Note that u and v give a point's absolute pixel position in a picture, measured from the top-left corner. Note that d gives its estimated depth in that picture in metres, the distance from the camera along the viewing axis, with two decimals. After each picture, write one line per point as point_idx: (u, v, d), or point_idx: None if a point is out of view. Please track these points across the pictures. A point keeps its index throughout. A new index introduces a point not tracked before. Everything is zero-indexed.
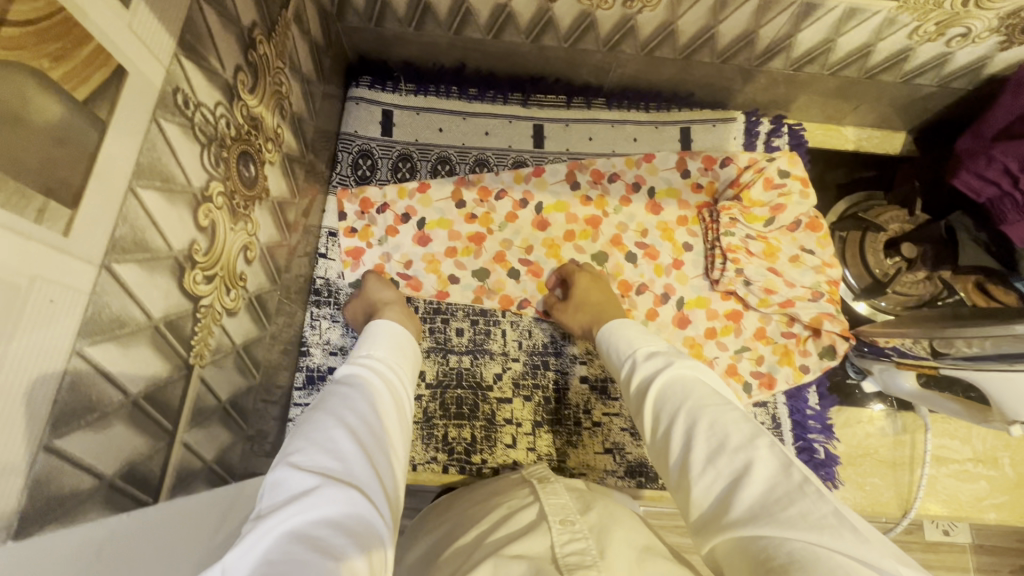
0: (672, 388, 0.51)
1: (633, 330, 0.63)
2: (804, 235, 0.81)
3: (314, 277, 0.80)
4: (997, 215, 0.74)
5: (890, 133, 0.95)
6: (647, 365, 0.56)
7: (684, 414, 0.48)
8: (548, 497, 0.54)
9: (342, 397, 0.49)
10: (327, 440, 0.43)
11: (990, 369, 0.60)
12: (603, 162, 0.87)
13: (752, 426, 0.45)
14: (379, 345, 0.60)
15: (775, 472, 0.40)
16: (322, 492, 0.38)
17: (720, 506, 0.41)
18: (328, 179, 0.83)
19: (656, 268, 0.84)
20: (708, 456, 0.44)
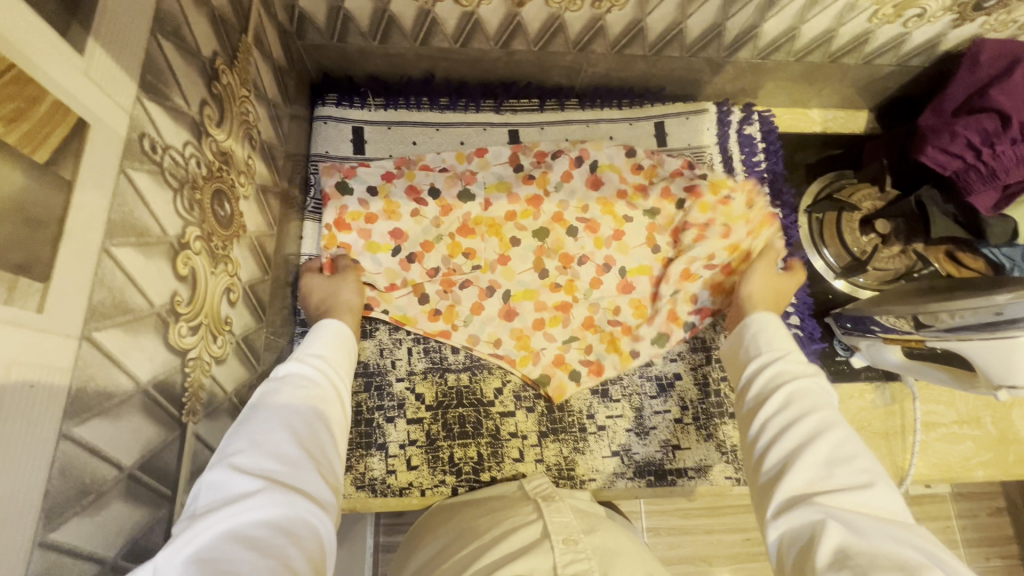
0: (805, 392, 0.56)
1: (775, 327, 0.65)
2: (636, 217, 0.84)
3: (299, 308, 0.77)
4: (964, 187, 0.77)
5: (853, 113, 0.98)
6: (795, 364, 0.59)
7: (815, 419, 0.52)
8: (551, 515, 0.54)
9: (265, 401, 0.47)
10: (264, 443, 0.43)
11: (977, 339, 0.62)
12: (432, 158, 0.84)
13: (874, 458, 0.50)
14: (311, 341, 0.58)
15: (889, 502, 0.46)
16: (255, 494, 0.39)
17: (820, 495, 0.47)
18: (303, 203, 0.80)
19: (479, 263, 0.81)
20: (825, 459, 0.49)
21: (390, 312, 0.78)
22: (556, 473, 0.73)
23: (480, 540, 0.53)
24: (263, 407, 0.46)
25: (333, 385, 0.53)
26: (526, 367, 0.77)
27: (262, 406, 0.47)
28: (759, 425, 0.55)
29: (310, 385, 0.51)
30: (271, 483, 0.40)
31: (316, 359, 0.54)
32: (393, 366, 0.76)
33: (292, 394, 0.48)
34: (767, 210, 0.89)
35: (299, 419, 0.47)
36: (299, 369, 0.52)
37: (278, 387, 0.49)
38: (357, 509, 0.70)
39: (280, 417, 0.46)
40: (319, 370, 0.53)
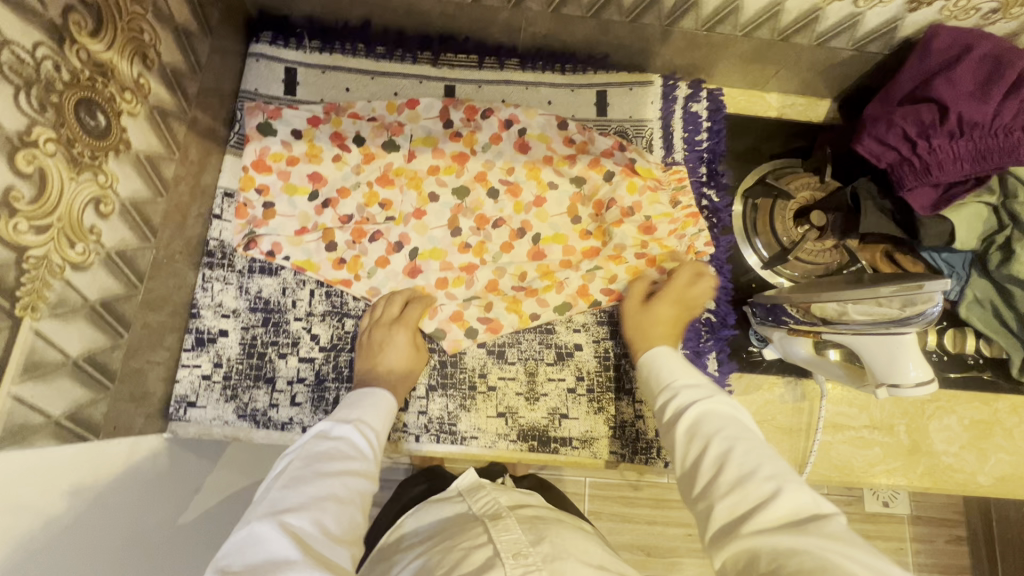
0: (712, 416, 0.57)
1: (675, 359, 0.66)
2: (561, 185, 0.83)
3: (208, 239, 0.77)
4: (897, 182, 0.73)
5: (814, 101, 0.93)
6: (689, 391, 0.61)
7: (719, 442, 0.53)
8: (500, 534, 0.59)
9: (310, 469, 0.55)
10: (308, 511, 0.50)
11: (866, 334, 0.60)
12: (361, 105, 0.84)
13: (779, 462, 0.51)
14: (353, 406, 0.64)
15: (802, 498, 0.47)
16: (292, 563, 0.45)
17: (743, 522, 0.46)
18: (226, 138, 0.80)
19: (394, 215, 0.81)
20: (737, 479, 0.50)
21: (292, 257, 0.77)
22: (437, 427, 0.74)
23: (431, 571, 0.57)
24: (307, 475, 0.54)
25: (371, 451, 0.61)
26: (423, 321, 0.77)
27: (309, 472, 0.54)
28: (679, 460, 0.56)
29: (349, 458, 0.58)
30: (304, 554, 0.46)
31: (363, 427, 0.62)
32: (293, 305, 0.76)
33: (331, 467, 0.56)
34: (702, 191, 0.86)
35: (339, 492, 0.54)
36: (343, 440, 0.60)
37: (323, 458, 0.56)
38: (238, 439, 0.72)
39: (322, 488, 0.53)
40: (357, 436, 0.61)
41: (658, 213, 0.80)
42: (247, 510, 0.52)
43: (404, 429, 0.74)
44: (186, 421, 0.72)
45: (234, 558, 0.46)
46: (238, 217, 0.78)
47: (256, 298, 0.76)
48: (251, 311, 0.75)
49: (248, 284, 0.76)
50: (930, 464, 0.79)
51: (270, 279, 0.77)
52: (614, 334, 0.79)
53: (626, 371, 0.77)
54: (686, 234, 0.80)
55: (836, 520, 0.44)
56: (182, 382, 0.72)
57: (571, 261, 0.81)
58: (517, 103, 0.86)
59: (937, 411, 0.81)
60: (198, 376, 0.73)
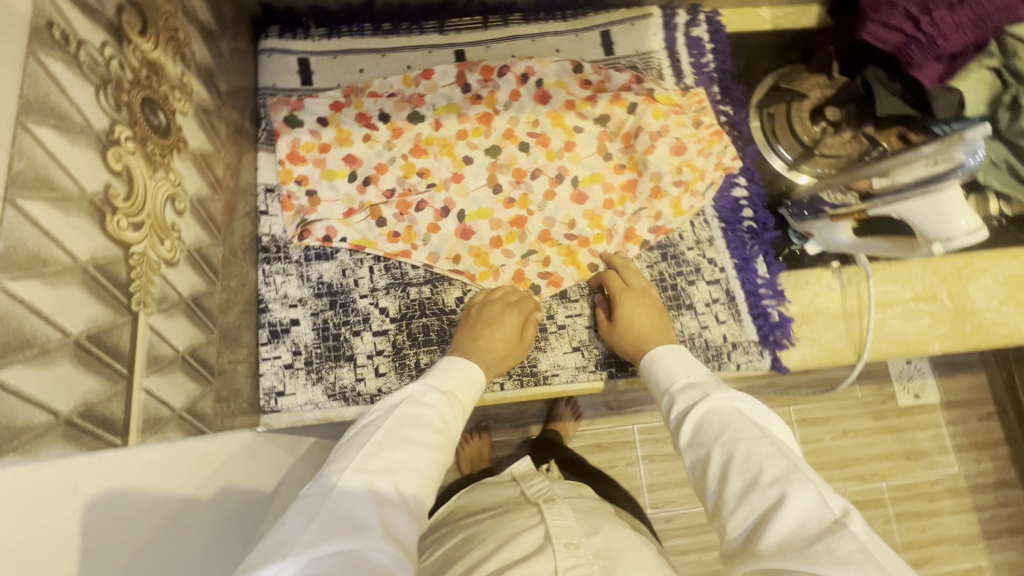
0: (711, 419, 0.58)
1: (676, 357, 0.68)
2: (586, 127, 0.85)
3: (259, 235, 0.78)
4: (905, 61, 0.77)
5: (804, 8, 0.97)
6: (687, 397, 0.62)
7: (721, 451, 0.54)
8: (552, 519, 0.69)
9: (397, 434, 0.56)
10: (390, 476, 0.52)
11: (913, 198, 0.64)
12: (379, 83, 0.85)
13: (783, 459, 0.51)
14: (445, 376, 0.66)
15: (809, 501, 0.47)
16: (370, 529, 0.46)
17: (755, 536, 0.47)
18: (255, 136, 0.81)
19: (434, 184, 0.82)
20: (743, 489, 0.51)
21: (348, 238, 0.79)
22: (519, 371, 0.76)
23: (483, 547, 0.67)
24: (394, 440, 0.55)
25: (451, 427, 0.61)
26: (485, 282, 0.79)
27: (395, 434, 0.56)
28: (690, 463, 0.57)
29: (432, 428, 0.59)
30: (381, 523, 0.47)
31: (449, 401, 0.63)
32: (356, 284, 0.78)
33: (416, 435, 0.57)
34: (719, 109, 0.89)
35: (419, 463, 0.55)
36: (432, 407, 0.61)
37: (411, 424, 0.58)
38: (332, 419, 0.74)
39: (404, 454, 0.54)
40: (441, 405, 0.62)
41: (685, 134, 0.82)
42: (337, 459, 0.54)
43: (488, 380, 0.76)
44: (278, 411, 0.73)
45: (322, 503, 0.48)
46: (286, 210, 0.79)
47: (319, 284, 0.77)
48: (317, 297, 0.77)
49: (308, 271, 0.78)
50: (976, 322, 0.84)
51: (329, 263, 0.78)
52: (666, 257, 0.82)
53: (683, 289, 0.81)
54: (714, 152, 0.82)
55: (847, 529, 0.44)
56: (266, 374, 0.74)
57: (613, 199, 0.83)
58: (527, 56, 0.88)
59: (973, 272, 0.86)
60: (280, 366, 0.74)
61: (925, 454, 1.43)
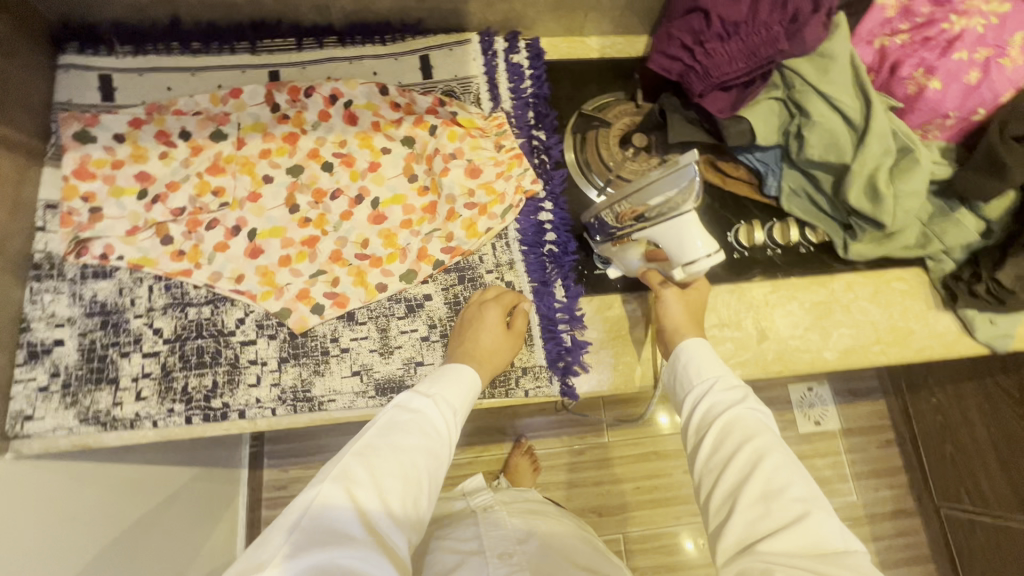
0: (743, 420, 0.61)
1: (705, 353, 0.69)
2: (393, 148, 0.85)
3: (33, 252, 0.76)
4: (689, 90, 0.79)
5: (631, 39, 0.99)
6: (722, 394, 0.65)
7: (750, 449, 0.58)
8: (490, 530, 0.77)
9: (387, 439, 0.56)
10: (375, 481, 0.52)
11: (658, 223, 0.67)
12: (183, 101, 0.84)
13: (809, 479, 0.56)
14: (435, 383, 0.66)
15: (830, 529, 0.51)
16: (355, 539, 0.47)
17: (758, 540, 0.51)
18: (42, 151, 0.79)
19: (228, 202, 0.81)
20: (761, 496, 0.54)
21: (126, 256, 0.77)
22: (292, 396, 0.73)
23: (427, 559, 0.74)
24: (382, 447, 0.55)
25: (442, 432, 0.61)
26: (266, 302, 0.77)
27: (382, 438, 0.57)
28: (706, 454, 0.61)
29: (424, 433, 0.59)
30: (368, 530, 0.48)
31: (441, 403, 0.63)
32: (132, 304, 0.76)
33: (405, 442, 0.57)
34: (532, 133, 0.89)
35: (410, 467, 0.55)
36: (418, 412, 0.61)
37: (400, 430, 0.58)
38: (86, 445, 0.70)
39: (393, 460, 0.55)
40: (431, 411, 0.62)
41: (484, 157, 0.83)
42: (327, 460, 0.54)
43: (258, 404, 0.73)
44: (27, 436, 0.70)
45: (305, 508, 0.48)
46: (64, 226, 0.77)
47: (91, 303, 0.75)
48: (87, 316, 0.75)
49: (81, 290, 0.75)
50: (779, 349, 0.84)
51: (106, 282, 0.76)
52: (463, 280, 0.81)
53: None
54: (512, 176, 0.82)
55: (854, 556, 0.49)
56: (17, 397, 0.70)
57: (412, 220, 0.82)
58: (340, 78, 0.88)
59: (779, 299, 0.86)
60: (34, 389, 0.71)
61: (825, 482, 1.40)
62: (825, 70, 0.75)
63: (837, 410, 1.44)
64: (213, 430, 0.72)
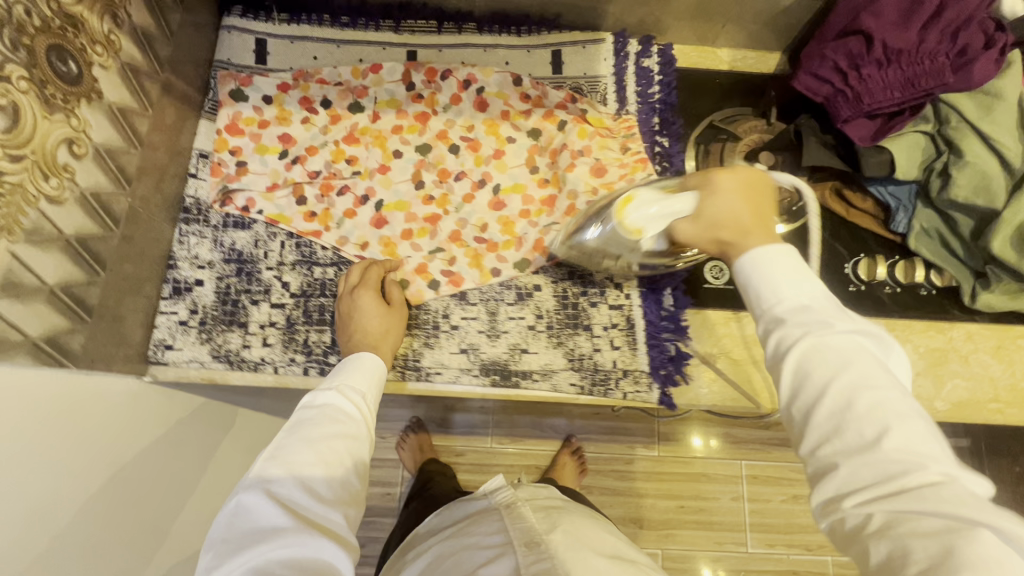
0: (825, 355, 0.46)
1: (781, 259, 0.51)
2: (519, 138, 0.87)
3: (184, 196, 0.82)
4: (834, 114, 0.77)
5: (763, 54, 0.97)
6: (803, 319, 0.49)
7: (842, 393, 0.45)
8: (515, 522, 0.72)
9: (292, 437, 0.58)
10: (298, 477, 0.55)
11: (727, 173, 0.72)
12: (328, 71, 0.88)
13: (904, 401, 0.45)
14: (337, 375, 0.67)
15: (940, 461, 0.42)
16: (281, 531, 0.50)
17: (849, 497, 0.42)
18: (200, 104, 0.85)
19: (359, 171, 0.85)
20: (856, 446, 0.43)
21: (265, 211, 0.82)
22: (402, 363, 0.77)
23: None
24: (288, 445, 0.57)
25: (359, 415, 0.63)
26: (387, 271, 0.81)
27: (293, 434, 0.58)
28: (786, 406, 0.48)
29: (336, 420, 0.61)
30: (296, 520, 0.51)
31: (346, 391, 0.65)
32: (265, 256, 0.81)
33: (323, 432, 0.59)
34: (655, 139, 0.89)
35: (329, 454, 0.57)
36: (324, 405, 0.63)
37: (306, 424, 0.59)
38: (213, 380, 0.76)
39: (313, 454, 0.56)
40: (350, 402, 0.64)
41: (609, 158, 0.83)
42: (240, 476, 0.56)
43: None
44: (165, 364, 0.76)
45: (223, 528, 0.51)
46: (213, 176, 0.83)
47: (230, 250, 0.80)
48: (225, 262, 0.80)
49: (222, 237, 0.81)
50: None
51: (244, 232, 0.81)
52: (573, 275, 0.82)
53: (583, 308, 0.81)
54: (635, 178, 0.82)
55: (960, 480, 0.41)
56: (160, 327, 0.76)
57: (529, 210, 0.84)
58: (475, 65, 0.90)
59: (892, 339, 0.83)
60: (175, 322, 0.77)
61: None
62: (991, 108, 0.71)
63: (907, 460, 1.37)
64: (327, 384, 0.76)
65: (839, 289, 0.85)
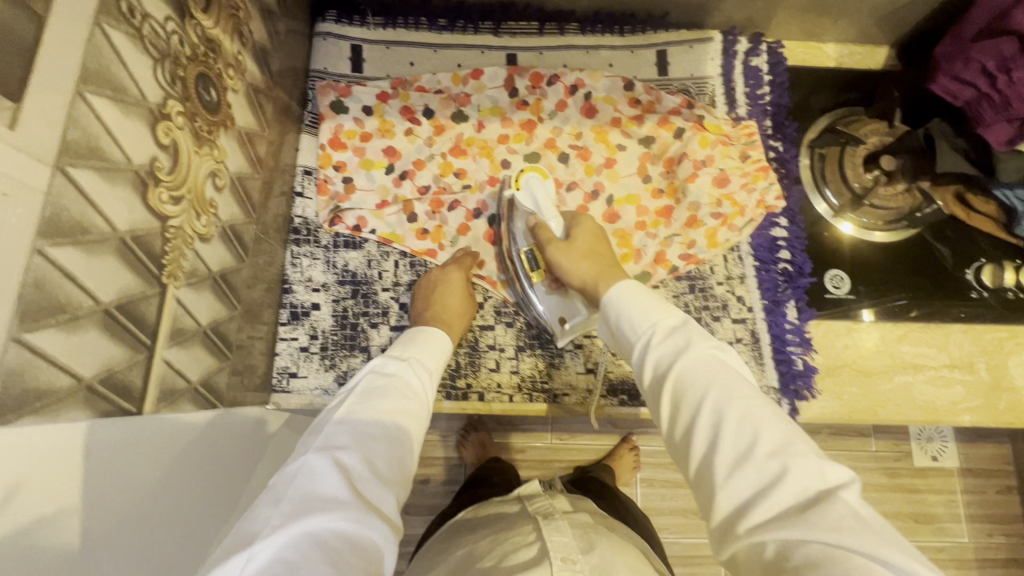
0: (697, 377, 0.48)
1: (637, 297, 0.58)
2: (630, 146, 0.84)
3: (292, 216, 0.79)
4: (976, 118, 0.71)
5: (871, 49, 0.93)
6: (666, 345, 0.52)
7: (710, 411, 0.45)
8: (551, 534, 0.55)
9: (364, 406, 0.53)
10: (364, 447, 0.49)
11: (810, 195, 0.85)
12: (427, 78, 0.84)
13: (782, 425, 0.44)
14: (407, 347, 0.63)
15: (810, 478, 0.40)
16: (343, 503, 0.43)
17: (742, 516, 0.40)
18: (300, 117, 0.82)
19: (469, 185, 0.82)
20: (733, 462, 0.42)
21: (377, 230, 0.79)
22: (530, 385, 0.76)
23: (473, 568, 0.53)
24: (362, 414, 0.52)
25: (422, 391, 0.59)
26: (506, 290, 0.79)
27: (365, 402, 0.53)
28: (669, 430, 0.49)
29: (405, 398, 0.56)
30: (358, 495, 0.44)
31: (415, 367, 0.60)
32: (380, 277, 0.78)
33: (392, 407, 0.54)
34: (768, 143, 0.87)
35: (392, 430, 0.52)
36: (395, 376, 0.58)
37: (378, 395, 0.54)
38: None
39: (377, 427, 0.51)
40: (415, 375, 0.59)
41: (730, 167, 0.81)
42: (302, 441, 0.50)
43: (497, 389, 0.76)
44: (288, 392, 0.74)
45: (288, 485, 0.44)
46: (321, 195, 0.80)
47: (343, 271, 0.78)
48: (340, 284, 0.78)
49: (334, 258, 0.78)
50: (1013, 400, 0.80)
51: (355, 252, 0.79)
52: (694, 289, 0.80)
53: (707, 324, 0.79)
54: (757, 188, 0.81)
55: (843, 497, 0.38)
56: (282, 354, 0.75)
57: (646, 222, 0.82)
58: (579, 68, 0.86)
59: (1015, 346, 0.81)
60: (296, 348, 0.75)
61: None
62: None
63: (958, 446, 1.19)
64: (456, 408, 0.74)
65: (963, 298, 0.82)
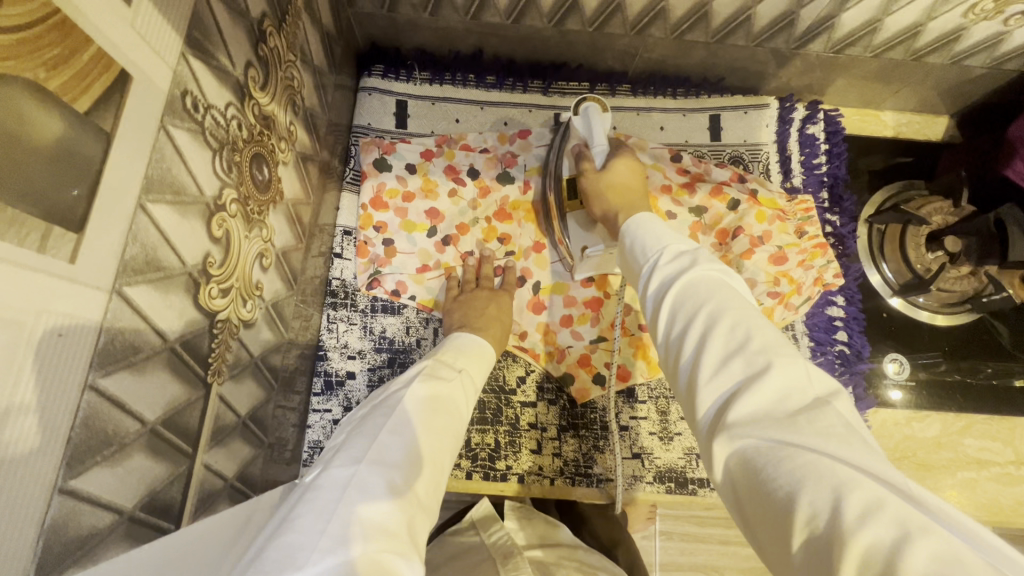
0: (696, 287, 0.44)
1: (652, 226, 0.54)
2: (681, 215, 0.80)
3: (330, 278, 0.76)
4: None
5: (932, 119, 0.89)
6: (671, 265, 0.48)
7: (705, 316, 0.42)
8: None
9: (405, 420, 0.48)
10: (406, 459, 0.44)
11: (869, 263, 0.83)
12: (473, 137, 0.82)
13: (779, 337, 0.40)
14: (458, 358, 0.59)
15: (800, 383, 0.36)
16: (392, 533, 0.37)
17: (725, 411, 0.36)
18: (341, 173, 0.80)
19: (513, 251, 0.79)
20: (722, 361, 0.38)
21: (417, 296, 0.77)
22: (573, 469, 0.72)
23: None
24: (411, 425, 0.48)
25: (464, 409, 0.55)
26: (549, 364, 0.75)
27: (408, 415, 0.49)
28: (661, 339, 0.45)
29: (447, 416, 0.52)
30: (407, 529, 0.39)
31: (463, 385, 0.56)
32: (419, 346, 0.75)
33: (433, 421, 0.50)
34: (825, 217, 0.84)
35: (431, 451, 0.47)
36: (441, 383, 0.54)
37: (420, 411, 0.50)
38: None
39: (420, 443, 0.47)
40: (458, 387, 0.56)
41: (788, 243, 0.77)
42: (339, 450, 0.45)
43: (537, 472, 0.72)
44: None
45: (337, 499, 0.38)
46: (360, 258, 0.77)
47: (381, 338, 0.75)
48: (376, 351, 0.75)
49: (372, 323, 0.75)
50: None
51: (394, 318, 0.76)
52: None
53: None
54: (816, 266, 0.77)
55: (837, 408, 0.34)
56: (313, 427, 0.72)
57: None
58: (629, 131, 0.84)
59: None
60: (328, 421, 0.72)
61: None
62: None
63: None
64: (494, 491, 0.71)
65: (1015, 373, 0.78)
